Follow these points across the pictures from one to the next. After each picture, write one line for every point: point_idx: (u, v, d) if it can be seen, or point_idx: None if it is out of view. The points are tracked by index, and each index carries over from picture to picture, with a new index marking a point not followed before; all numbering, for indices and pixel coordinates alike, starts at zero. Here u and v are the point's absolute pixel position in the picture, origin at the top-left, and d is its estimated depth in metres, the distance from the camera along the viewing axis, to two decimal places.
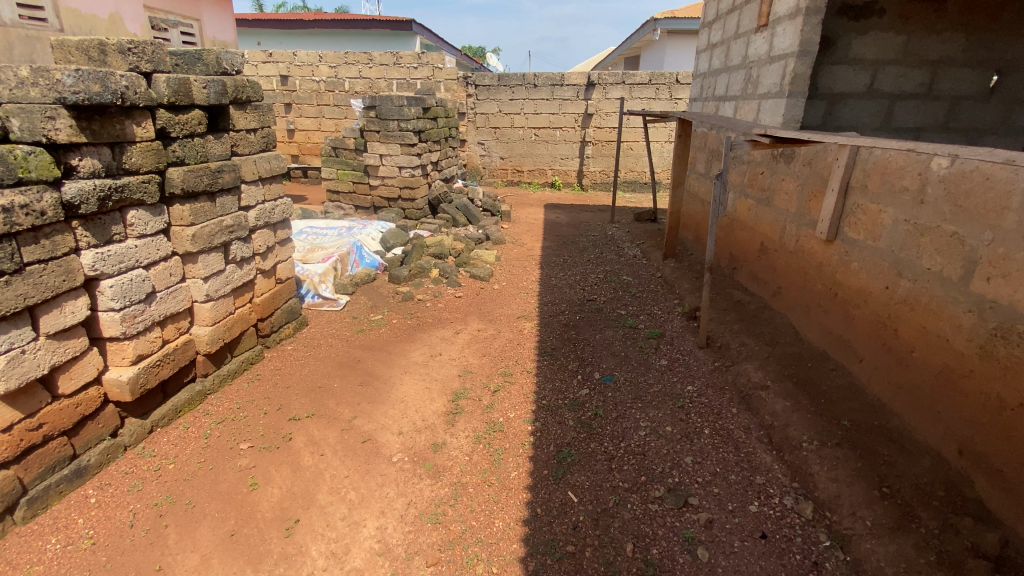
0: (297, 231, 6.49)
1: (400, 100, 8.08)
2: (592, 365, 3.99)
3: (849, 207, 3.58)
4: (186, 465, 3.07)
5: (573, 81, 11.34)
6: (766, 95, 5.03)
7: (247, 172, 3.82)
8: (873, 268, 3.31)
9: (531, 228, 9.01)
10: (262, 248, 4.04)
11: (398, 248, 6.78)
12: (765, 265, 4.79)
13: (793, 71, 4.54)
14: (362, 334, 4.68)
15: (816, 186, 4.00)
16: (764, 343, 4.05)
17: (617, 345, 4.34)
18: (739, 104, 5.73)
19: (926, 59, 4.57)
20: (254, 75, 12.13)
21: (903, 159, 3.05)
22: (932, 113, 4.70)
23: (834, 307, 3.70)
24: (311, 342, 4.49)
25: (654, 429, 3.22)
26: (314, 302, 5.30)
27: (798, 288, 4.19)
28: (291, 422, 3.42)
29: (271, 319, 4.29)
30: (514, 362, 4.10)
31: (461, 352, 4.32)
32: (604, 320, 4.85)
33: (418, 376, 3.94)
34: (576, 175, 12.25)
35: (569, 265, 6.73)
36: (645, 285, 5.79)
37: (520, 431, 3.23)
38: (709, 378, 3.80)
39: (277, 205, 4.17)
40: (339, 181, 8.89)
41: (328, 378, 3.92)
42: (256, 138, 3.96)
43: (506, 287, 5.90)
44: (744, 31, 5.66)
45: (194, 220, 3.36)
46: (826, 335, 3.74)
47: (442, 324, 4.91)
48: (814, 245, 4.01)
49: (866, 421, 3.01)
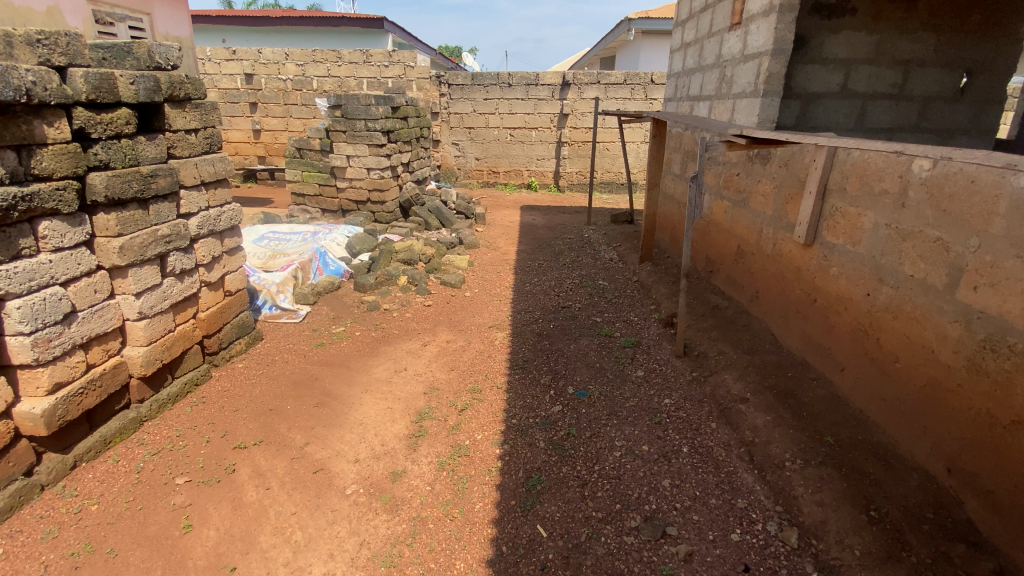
0: (256, 235, 6.11)
1: (367, 98, 7.79)
2: (565, 378, 3.77)
3: (827, 210, 3.46)
4: (112, 505, 2.75)
5: (548, 81, 11.17)
6: (740, 94, 4.90)
7: (187, 176, 3.51)
8: (853, 274, 3.19)
9: (506, 230, 8.79)
10: (206, 259, 3.73)
11: (365, 254, 6.49)
12: (742, 269, 4.66)
13: (768, 70, 4.41)
14: (321, 348, 4.39)
15: (793, 188, 3.87)
16: (741, 351, 3.90)
17: (592, 355, 4.14)
18: (713, 103, 5.60)
19: (898, 58, 4.49)
20: (216, 74, 11.64)
21: (883, 161, 2.94)
22: (905, 113, 4.62)
23: (812, 313, 3.58)
24: (265, 359, 4.19)
25: (630, 448, 3.02)
26: (272, 313, 4.97)
27: (775, 293, 4.07)
28: (236, 450, 3.14)
29: (218, 335, 3.98)
30: (484, 377, 3.86)
31: (428, 367, 4.07)
32: (579, 329, 4.65)
33: (380, 395, 3.68)
34: (553, 176, 12.07)
35: (544, 269, 6.52)
36: (621, 291, 5.61)
37: (487, 456, 3.00)
38: (687, 390, 3.63)
39: (224, 212, 3.87)
40: (305, 184, 8.46)
41: (281, 400, 3.65)
42: (199, 139, 3.65)
43: (478, 294, 5.66)
44: (718, 29, 5.54)
45: (123, 231, 3.05)
46: (805, 342, 3.63)
47: (408, 335, 4.65)
48: (791, 249, 3.88)
49: (850, 435, 2.89)
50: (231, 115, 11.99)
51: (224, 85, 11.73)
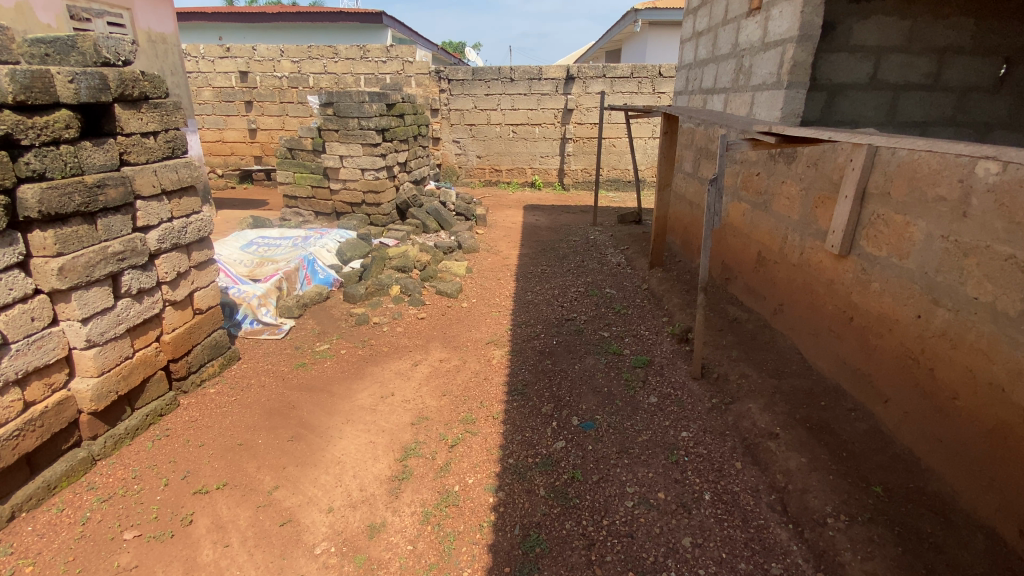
0: (243, 241, 5.74)
1: (360, 96, 7.41)
2: (569, 406, 3.37)
3: (866, 216, 3.06)
4: (48, 567, 2.40)
5: (552, 75, 10.74)
6: (760, 86, 4.47)
7: (144, 185, 3.14)
8: (899, 291, 2.79)
9: (508, 232, 8.38)
10: (170, 275, 3.37)
11: (357, 261, 6.10)
12: (763, 279, 4.23)
13: (792, 58, 3.99)
14: (302, 369, 4.01)
15: (824, 190, 3.45)
16: (767, 374, 3.49)
17: (599, 378, 3.73)
18: (729, 96, 5.17)
19: (934, 45, 4.03)
20: (210, 72, 11.31)
21: (939, 162, 2.55)
22: (939, 105, 4.17)
23: (848, 333, 3.19)
24: (240, 382, 3.83)
25: (644, 496, 2.63)
26: (253, 328, 4.62)
27: (803, 309, 3.67)
28: (196, 496, 2.80)
29: (187, 358, 3.63)
30: (479, 404, 3.47)
31: (417, 392, 3.67)
32: (584, 345, 4.25)
33: (362, 427, 3.30)
34: (558, 174, 11.64)
35: (547, 276, 6.11)
36: (630, 300, 5.20)
37: (479, 506, 2.62)
38: (706, 419, 3.23)
39: (190, 222, 3.50)
40: (297, 185, 8.12)
41: (252, 432, 3.29)
42: (158, 143, 3.29)
43: (476, 305, 5.27)
44: (734, 15, 5.10)
45: (63, 249, 2.69)
46: (837, 365, 3.25)
47: (398, 354, 4.26)
48: (822, 259, 3.46)
49: (900, 484, 2.51)
50: (226, 114, 11.65)
51: (218, 83, 11.38)
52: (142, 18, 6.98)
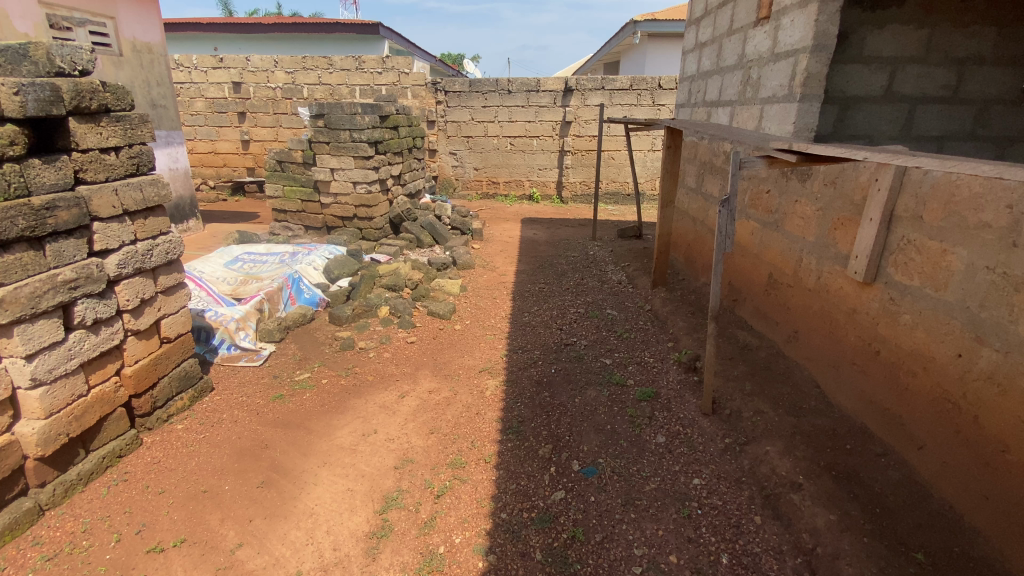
0: (229, 257, 5.47)
1: (353, 107, 7.20)
2: (569, 448, 3.07)
3: (894, 241, 2.81)
4: None
5: (550, 87, 10.56)
6: (770, 99, 4.23)
7: (102, 206, 2.86)
8: (935, 326, 2.55)
9: (505, 247, 8.11)
10: (132, 303, 3.07)
11: (345, 279, 5.82)
12: (775, 304, 3.96)
13: (805, 69, 3.76)
14: (279, 403, 3.70)
15: (843, 211, 3.20)
16: (784, 411, 3.21)
17: (601, 413, 3.42)
18: (735, 109, 4.93)
19: (951, 57, 3.79)
20: (203, 83, 11.10)
21: (982, 185, 2.31)
22: (957, 119, 3.93)
23: (874, 369, 2.94)
24: (210, 417, 3.53)
25: (654, 560, 2.34)
26: (230, 354, 4.34)
27: (820, 338, 3.40)
28: (150, 556, 2.49)
29: (151, 392, 3.32)
30: (469, 445, 3.16)
31: (403, 429, 3.37)
32: (584, 374, 3.94)
33: (339, 472, 3.00)
34: (556, 187, 11.41)
35: (545, 295, 5.82)
36: (632, 322, 4.92)
37: (467, 572, 2.32)
38: (720, 464, 2.94)
39: (156, 244, 3.22)
40: (287, 199, 7.83)
41: (219, 477, 2.99)
42: (120, 159, 3.03)
43: (470, 327, 4.97)
44: (740, 25, 4.87)
45: (4, 280, 2.42)
46: (862, 402, 3.00)
47: (384, 384, 3.96)
48: (843, 285, 3.20)
49: (943, 547, 2.25)
50: (218, 126, 11.43)
51: (211, 94, 11.17)
52: (127, 27, 6.74)
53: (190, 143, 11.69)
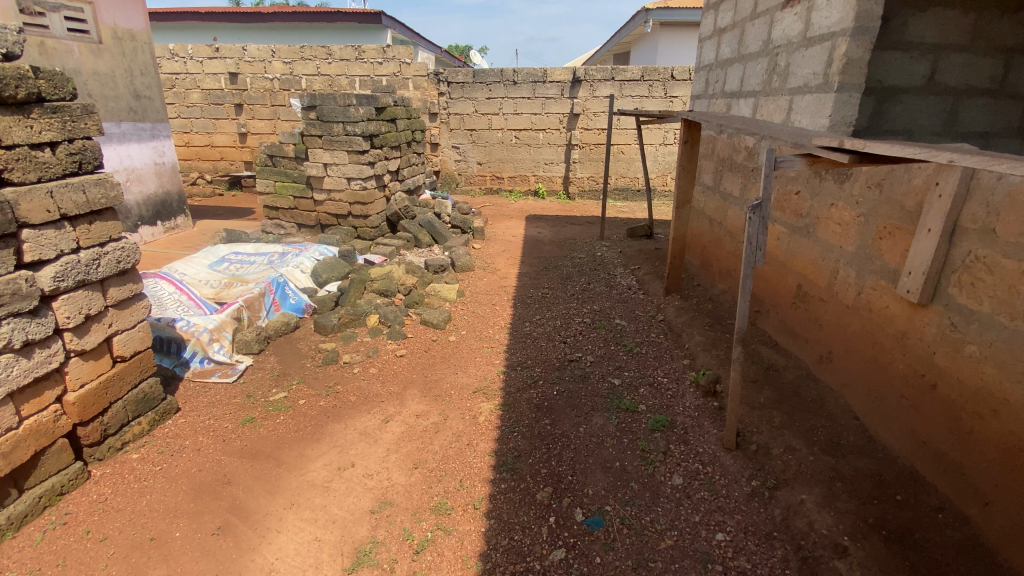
0: (216, 257, 5.12)
1: (346, 98, 6.76)
2: (571, 492, 2.67)
3: (957, 257, 2.37)
4: None
5: (557, 78, 10.08)
6: (801, 89, 3.77)
7: (33, 211, 2.48)
8: (1010, 363, 2.13)
9: (508, 247, 7.69)
10: (74, 320, 2.70)
11: (334, 283, 5.42)
12: (805, 320, 3.53)
13: (844, 55, 3.28)
14: (249, 427, 3.33)
15: (890, 218, 2.76)
16: (820, 450, 2.78)
17: (609, 447, 3.00)
18: (759, 100, 4.46)
19: (1000, 45, 3.31)
20: (199, 73, 10.73)
21: None
22: (1004, 114, 3.44)
23: (928, 406, 2.51)
24: (171, 445, 3.16)
25: None
26: (203, 369, 3.97)
27: (860, 363, 2.97)
28: None
29: (100, 419, 2.96)
30: (457, 485, 2.78)
31: (383, 463, 2.98)
32: (589, 398, 3.52)
33: (307, 516, 2.63)
34: (563, 182, 10.95)
35: (549, 302, 5.40)
36: (643, 335, 4.48)
37: None
38: (746, 513, 2.52)
39: (104, 253, 2.84)
40: (278, 196, 7.42)
41: (170, 521, 2.62)
42: (57, 156, 2.65)
43: (467, 338, 4.57)
44: (765, 8, 4.39)
45: None
46: (913, 442, 2.59)
47: (367, 406, 3.57)
48: (890, 305, 2.76)
49: None
50: (215, 118, 11.05)
51: (207, 85, 10.79)
52: (107, 13, 6.34)
53: (186, 136, 11.32)
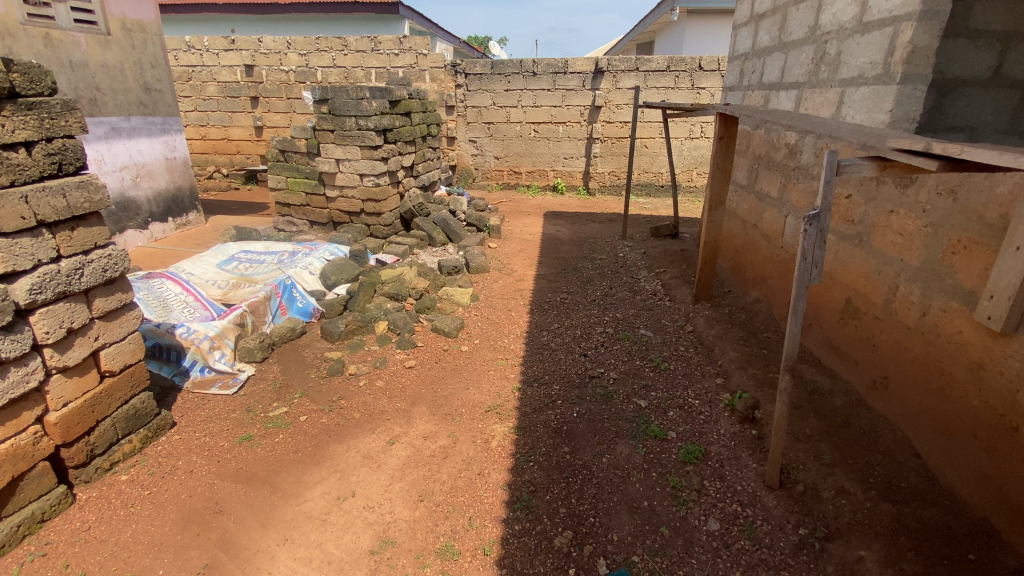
0: (225, 256, 4.93)
1: (359, 92, 6.52)
2: (593, 538, 2.39)
3: None
4: None
5: (579, 68, 9.68)
6: (855, 80, 3.37)
7: (4, 218, 2.25)
8: None
9: (525, 246, 7.37)
10: (54, 336, 2.50)
11: (343, 285, 5.18)
12: (855, 339, 3.16)
13: (909, 42, 2.89)
14: (245, 446, 3.11)
15: (968, 230, 2.38)
16: (877, 495, 2.45)
17: (635, 482, 2.70)
18: (804, 92, 4.06)
19: None
20: (215, 66, 10.58)
21: None
22: None
23: (1011, 452, 2.16)
24: (163, 466, 2.96)
25: None
26: (203, 379, 3.77)
27: (922, 394, 2.61)
28: None
29: (87, 439, 2.76)
30: (467, 523, 2.51)
31: (386, 492, 2.73)
32: (613, 422, 3.21)
33: (301, 555, 2.39)
34: (583, 177, 10.57)
35: (569, 308, 5.08)
36: (671, 348, 4.14)
37: None
38: (793, 570, 2.20)
39: (88, 261, 2.62)
40: (290, 192, 7.21)
41: (154, 555, 2.41)
42: (34, 157, 2.42)
43: (480, 348, 4.30)
44: None
45: None
46: (988, 490, 2.25)
47: (372, 424, 3.32)
48: (965, 331, 2.39)
49: None
50: (231, 111, 10.92)
51: (223, 77, 10.65)
52: (115, 5, 6.16)
53: (203, 129, 11.22)
